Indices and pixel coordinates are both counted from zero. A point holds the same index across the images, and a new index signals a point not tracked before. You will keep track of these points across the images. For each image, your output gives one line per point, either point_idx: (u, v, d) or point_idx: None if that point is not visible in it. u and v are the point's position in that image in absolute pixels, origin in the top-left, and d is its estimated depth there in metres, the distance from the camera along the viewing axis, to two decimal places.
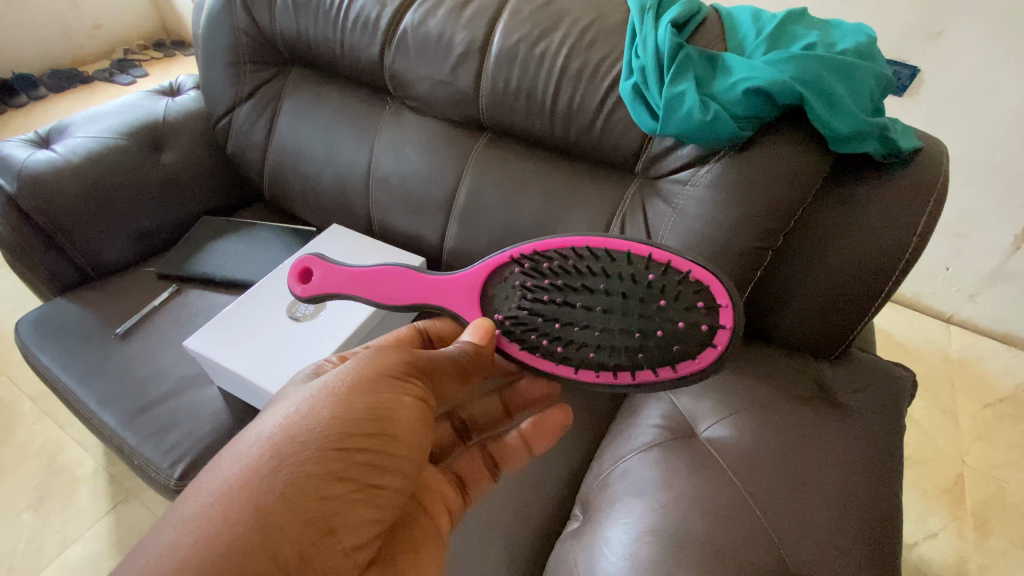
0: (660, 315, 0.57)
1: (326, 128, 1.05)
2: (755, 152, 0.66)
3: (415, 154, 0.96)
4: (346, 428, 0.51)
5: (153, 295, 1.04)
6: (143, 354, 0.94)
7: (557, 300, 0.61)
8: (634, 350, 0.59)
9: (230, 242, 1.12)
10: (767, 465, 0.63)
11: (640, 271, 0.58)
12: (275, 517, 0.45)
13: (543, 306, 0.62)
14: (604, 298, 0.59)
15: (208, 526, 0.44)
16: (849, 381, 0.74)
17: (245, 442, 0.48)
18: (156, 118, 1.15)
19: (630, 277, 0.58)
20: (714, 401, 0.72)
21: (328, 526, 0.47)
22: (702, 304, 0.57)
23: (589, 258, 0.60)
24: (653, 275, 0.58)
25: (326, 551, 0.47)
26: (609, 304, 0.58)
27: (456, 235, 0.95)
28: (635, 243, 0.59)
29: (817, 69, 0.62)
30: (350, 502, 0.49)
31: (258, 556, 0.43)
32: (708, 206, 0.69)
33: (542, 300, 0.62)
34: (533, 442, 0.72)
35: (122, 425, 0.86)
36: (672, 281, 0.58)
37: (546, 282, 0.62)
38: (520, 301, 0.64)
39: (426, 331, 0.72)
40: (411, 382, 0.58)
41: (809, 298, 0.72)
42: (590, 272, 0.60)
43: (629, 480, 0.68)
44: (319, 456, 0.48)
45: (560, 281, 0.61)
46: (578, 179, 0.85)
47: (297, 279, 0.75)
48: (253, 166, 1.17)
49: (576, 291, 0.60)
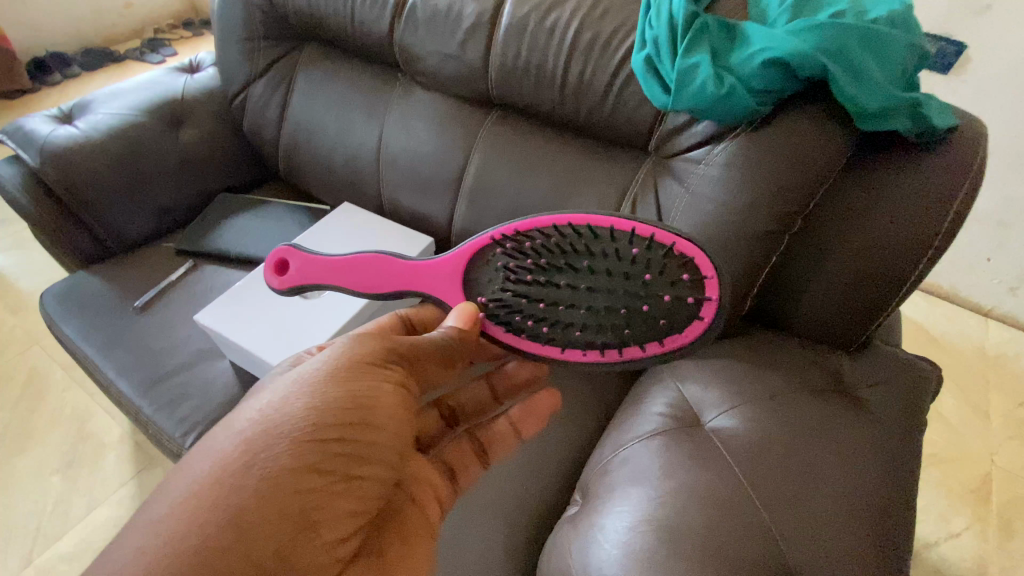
0: (646, 290, 0.58)
1: (338, 105, 1.04)
2: (772, 129, 0.63)
3: (424, 132, 0.94)
4: (323, 418, 0.51)
5: (171, 270, 1.06)
6: (160, 327, 0.96)
7: (542, 281, 0.61)
8: (620, 327, 0.60)
9: (245, 219, 1.13)
10: (773, 458, 0.61)
11: (625, 246, 0.58)
12: (248, 515, 0.45)
13: (528, 287, 0.63)
14: (589, 276, 0.59)
15: (181, 526, 0.44)
16: (866, 373, 0.71)
17: (220, 440, 0.49)
18: (174, 95, 1.16)
19: (615, 254, 0.59)
20: (722, 390, 0.70)
21: (307, 521, 0.47)
22: (687, 276, 0.58)
23: (573, 237, 0.61)
24: (638, 250, 0.58)
25: (307, 546, 0.46)
26: (594, 282, 0.59)
27: (464, 214, 0.94)
28: (618, 218, 0.59)
29: (844, 38, 0.57)
30: (330, 493, 0.48)
31: (232, 557, 0.43)
32: (722, 185, 0.66)
33: (527, 281, 0.62)
34: (523, 425, 0.71)
35: (138, 395, 0.88)
36: (657, 255, 0.58)
37: (530, 264, 0.62)
38: (504, 284, 0.65)
39: (409, 318, 0.71)
40: (391, 368, 0.59)
41: (827, 286, 0.69)
42: (575, 250, 0.60)
43: (629, 467, 0.66)
44: (294, 449, 0.48)
45: (544, 261, 0.61)
46: (589, 158, 0.82)
47: (275, 271, 0.75)
48: (269, 144, 1.17)
49: (561, 270, 0.60)
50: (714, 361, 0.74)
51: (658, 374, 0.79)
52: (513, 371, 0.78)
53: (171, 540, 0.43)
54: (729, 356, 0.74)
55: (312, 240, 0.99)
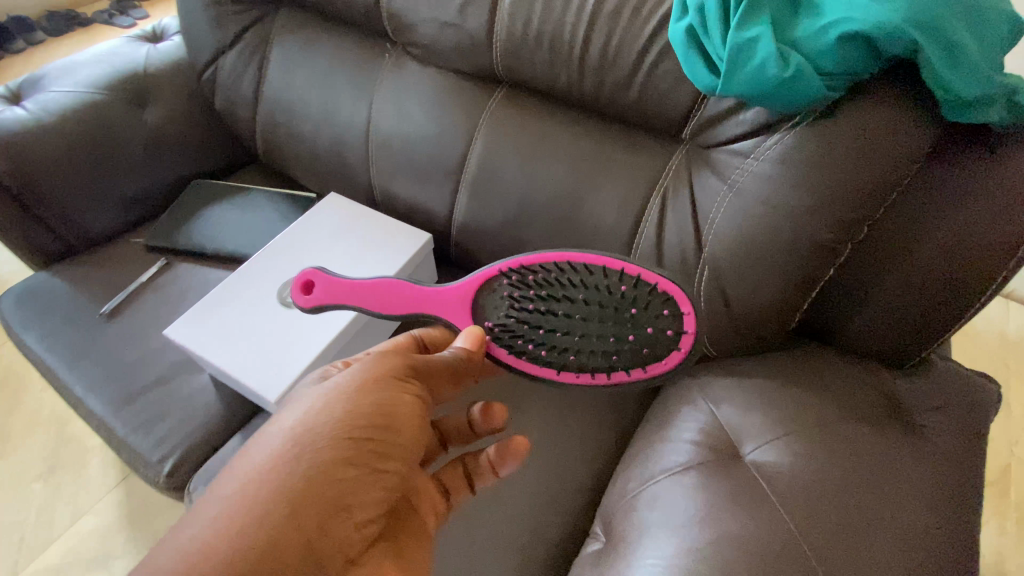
0: (632, 322, 0.56)
1: (320, 80, 0.91)
2: (838, 119, 0.52)
3: (419, 113, 0.83)
4: (354, 421, 0.49)
5: (142, 269, 0.95)
6: (131, 336, 0.87)
7: (543, 310, 0.57)
8: (611, 359, 0.56)
9: (222, 210, 1.01)
10: (824, 503, 0.54)
11: (612, 283, 0.56)
12: (296, 492, 0.45)
13: (529, 317, 0.58)
14: (582, 306, 0.56)
15: (234, 507, 0.44)
16: (926, 395, 0.62)
17: (267, 436, 0.48)
18: (137, 69, 1.03)
19: (604, 288, 0.56)
20: (764, 417, 0.62)
21: (342, 504, 0.46)
22: (669, 311, 0.56)
23: (569, 272, 0.57)
24: (625, 286, 0.56)
25: (339, 528, 0.46)
26: (587, 312, 0.56)
27: (466, 207, 0.83)
28: (609, 257, 0.57)
29: (938, 8, 0.47)
30: (363, 483, 0.47)
31: (280, 536, 0.43)
32: (772, 186, 0.56)
33: (528, 311, 0.58)
34: (499, 466, 0.59)
35: (109, 413, 0.80)
36: (642, 292, 0.56)
37: (533, 292, 0.58)
38: (508, 310, 0.60)
39: (421, 340, 0.64)
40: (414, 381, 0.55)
41: (888, 300, 0.60)
42: (570, 281, 0.57)
43: (660, 507, 0.59)
44: (331, 443, 0.47)
45: (546, 289, 0.58)
46: (611, 145, 0.71)
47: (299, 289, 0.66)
48: (245, 124, 1.04)
49: (559, 300, 0.57)
50: (752, 381, 0.66)
51: (686, 392, 0.71)
52: (483, 411, 0.63)
53: (224, 523, 0.43)
54: (769, 375, 0.65)
55: (296, 237, 0.88)
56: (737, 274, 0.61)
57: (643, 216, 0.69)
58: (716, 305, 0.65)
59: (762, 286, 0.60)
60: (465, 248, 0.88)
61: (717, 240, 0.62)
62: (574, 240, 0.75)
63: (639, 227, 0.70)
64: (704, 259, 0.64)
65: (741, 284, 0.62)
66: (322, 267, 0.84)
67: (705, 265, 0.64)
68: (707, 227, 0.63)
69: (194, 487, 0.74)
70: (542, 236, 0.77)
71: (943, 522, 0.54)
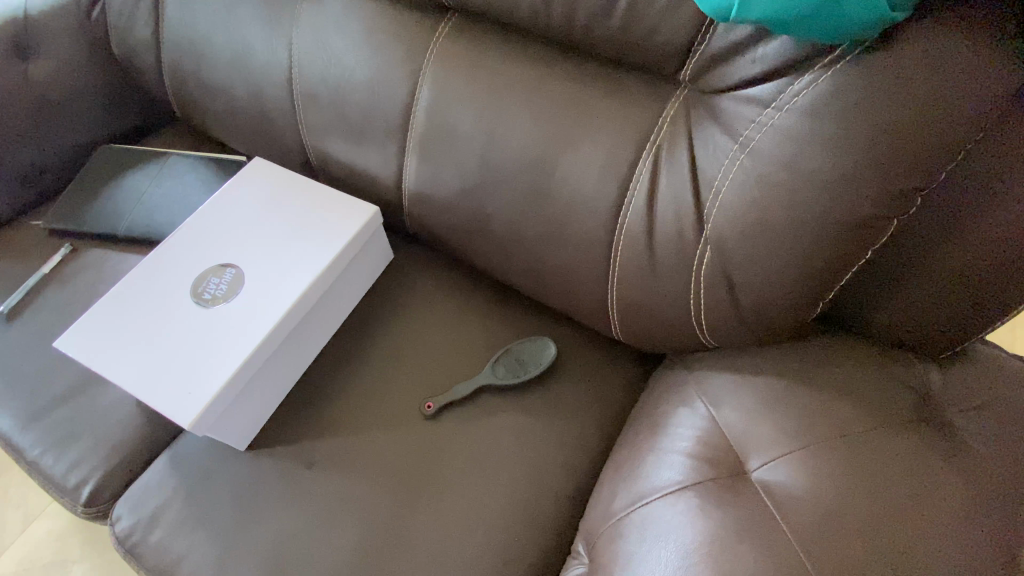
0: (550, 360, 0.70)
1: (226, 15, 0.73)
2: (890, 56, 0.40)
3: (347, 54, 0.66)
4: None
5: (44, 258, 0.80)
6: (34, 341, 0.73)
7: (518, 356, 0.70)
8: (544, 377, 0.70)
9: (134, 180, 0.84)
10: (853, 536, 0.43)
11: (541, 354, 0.70)
12: None
13: (513, 377, 0.68)
14: (528, 344, 0.71)
15: None
16: (967, 393, 0.51)
17: None
18: (18, 12, 0.80)
19: (535, 348, 0.70)
20: (773, 426, 0.52)
21: None
22: (559, 374, 0.70)
23: (525, 347, 0.71)
24: (547, 358, 0.70)
25: None
26: (528, 348, 0.71)
27: (414, 170, 0.69)
28: (534, 338, 0.72)
29: None
30: None
31: None
32: (800, 146, 0.44)
33: (512, 376, 0.68)
34: None
35: (15, 434, 0.68)
36: (547, 356, 0.70)
37: (518, 368, 0.69)
38: (502, 374, 0.68)
39: None
40: None
41: (928, 283, 0.50)
42: (522, 339, 0.72)
43: (651, 535, 0.50)
44: None
45: (513, 343, 0.71)
46: (588, 91, 0.57)
47: None
48: (148, 74, 0.85)
49: (518, 342, 0.71)
50: (761, 380, 0.56)
51: (684, 390, 0.61)
52: None
53: None
54: (781, 375, 0.55)
55: (211, 215, 0.74)
56: (747, 256, 0.49)
57: (631, 184, 0.56)
58: (721, 294, 0.53)
59: (778, 272, 0.48)
60: (419, 221, 0.74)
61: (724, 212, 0.49)
62: (547, 212, 0.61)
63: (626, 197, 0.56)
64: (705, 237, 0.52)
65: (752, 270, 0.49)
66: (242, 252, 0.71)
67: (705, 244, 0.52)
68: (711, 197, 0.51)
69: (117, 516, 0.65)
70: (507, 208, 0.63)
71: (1011, 552, 0.42)
